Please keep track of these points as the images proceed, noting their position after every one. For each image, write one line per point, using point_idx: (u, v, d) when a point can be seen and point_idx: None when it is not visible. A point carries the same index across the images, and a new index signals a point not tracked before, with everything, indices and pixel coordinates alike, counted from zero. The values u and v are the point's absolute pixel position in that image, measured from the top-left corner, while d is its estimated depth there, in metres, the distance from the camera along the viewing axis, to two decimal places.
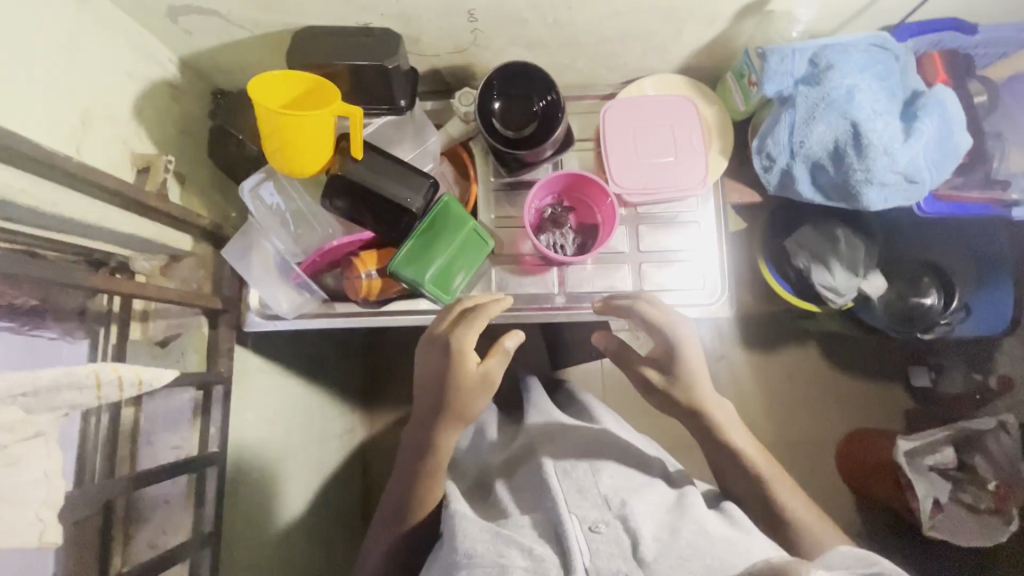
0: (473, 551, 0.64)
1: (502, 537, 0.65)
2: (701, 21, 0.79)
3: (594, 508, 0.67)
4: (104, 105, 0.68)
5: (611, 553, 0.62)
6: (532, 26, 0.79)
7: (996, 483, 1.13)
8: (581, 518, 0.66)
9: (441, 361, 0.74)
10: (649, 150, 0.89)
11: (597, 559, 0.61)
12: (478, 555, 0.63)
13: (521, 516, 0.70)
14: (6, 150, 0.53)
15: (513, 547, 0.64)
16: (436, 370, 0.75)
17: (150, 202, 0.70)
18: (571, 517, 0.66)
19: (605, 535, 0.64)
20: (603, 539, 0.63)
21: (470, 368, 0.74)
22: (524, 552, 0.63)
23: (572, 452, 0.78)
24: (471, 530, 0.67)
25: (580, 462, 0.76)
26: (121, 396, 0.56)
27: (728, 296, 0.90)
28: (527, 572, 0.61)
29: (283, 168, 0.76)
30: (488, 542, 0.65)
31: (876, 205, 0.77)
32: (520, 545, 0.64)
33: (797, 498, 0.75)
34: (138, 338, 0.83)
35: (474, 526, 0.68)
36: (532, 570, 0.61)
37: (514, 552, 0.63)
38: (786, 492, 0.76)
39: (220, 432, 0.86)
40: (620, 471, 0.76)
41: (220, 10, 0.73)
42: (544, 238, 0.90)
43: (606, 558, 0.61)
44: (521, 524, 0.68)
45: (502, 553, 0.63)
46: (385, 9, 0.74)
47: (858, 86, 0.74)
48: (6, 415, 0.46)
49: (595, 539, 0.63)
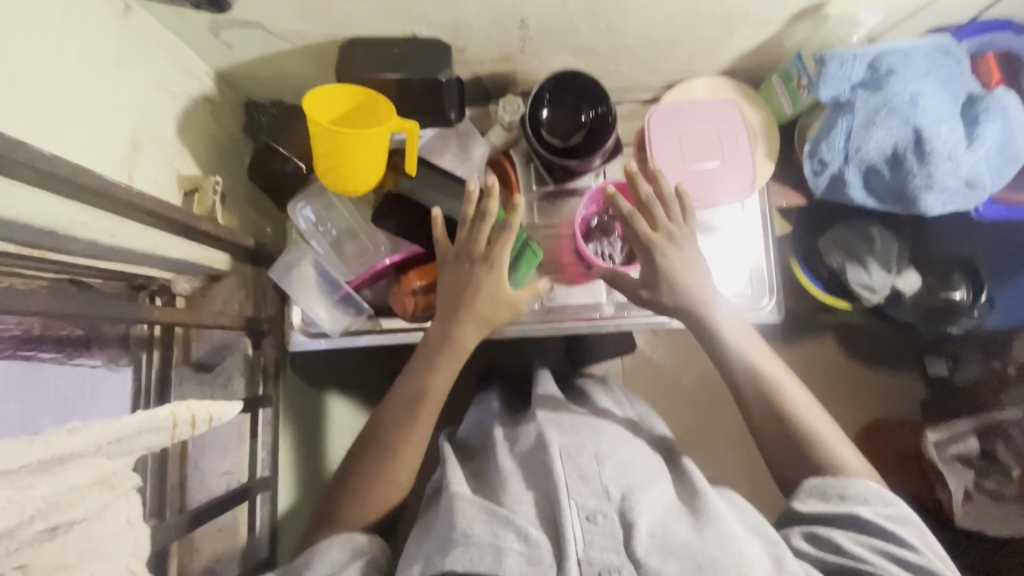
0: (470, 532, 0.62)
1: (499, 518, 0.63)
2: (754, 25, 0.78)
3: (592, 497, 0.65)
4: (149, 125, 0.66)
5: (604, 545, 0.61)
6: (582, 32, 0.77)
7: (1022, 471, 1.07)
8: (578, 506, 0.64)
9: (479, 272, 0.73)
10: (697, 156, 0.88)
11: (589, 549, 0.61)
12: (477, 535, 0.62)
13: (521, 491, 0.67)
14: (71, 184, 0.50)
15: (509, 530, 0.62)
16: (471, 279, 0.74)
17: (201, 226, 0.68)
18: (569, 505, 0.64)
19: (601, 526, 0.62)
20: (597, 531, 0.62)
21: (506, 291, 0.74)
22: (520, 536, 0.61)
23: (581, 436, 0.74)
24: (467, 509, 0.64)
25: (585, 446, 0.71)
26: (193, 433, 0.51)
27: (777, 296, 0.89)
28: (521, 557, 0.60)
29: (334, 186, 0.74)
30: (485, 524, 0.63)
31: (933, 210, 0.77)
32: (517, 528, 0.62)
33: (807, 401, 0.74)
34: (180, 362, 0.81)
35: (471, 504, 0.65)
36: (527, 556, 0.60)
37: (510, 535, 0.62)
38: (798, 394, 0.75)
39: (270, 456, 0.87)
40: (624, 459, 0.71)
41: (265, 22, 0.70)
42: (591, 246, 0.87)
43: (599, 549, 0.61)
44: (520, 500, 0.66)
45: (498, 534, 0.62)
46: (436, 19, 0.72)
47: (921, 91, 0.73)
48: (98, 468, 0.43)
49: (591, 530, 0.62)
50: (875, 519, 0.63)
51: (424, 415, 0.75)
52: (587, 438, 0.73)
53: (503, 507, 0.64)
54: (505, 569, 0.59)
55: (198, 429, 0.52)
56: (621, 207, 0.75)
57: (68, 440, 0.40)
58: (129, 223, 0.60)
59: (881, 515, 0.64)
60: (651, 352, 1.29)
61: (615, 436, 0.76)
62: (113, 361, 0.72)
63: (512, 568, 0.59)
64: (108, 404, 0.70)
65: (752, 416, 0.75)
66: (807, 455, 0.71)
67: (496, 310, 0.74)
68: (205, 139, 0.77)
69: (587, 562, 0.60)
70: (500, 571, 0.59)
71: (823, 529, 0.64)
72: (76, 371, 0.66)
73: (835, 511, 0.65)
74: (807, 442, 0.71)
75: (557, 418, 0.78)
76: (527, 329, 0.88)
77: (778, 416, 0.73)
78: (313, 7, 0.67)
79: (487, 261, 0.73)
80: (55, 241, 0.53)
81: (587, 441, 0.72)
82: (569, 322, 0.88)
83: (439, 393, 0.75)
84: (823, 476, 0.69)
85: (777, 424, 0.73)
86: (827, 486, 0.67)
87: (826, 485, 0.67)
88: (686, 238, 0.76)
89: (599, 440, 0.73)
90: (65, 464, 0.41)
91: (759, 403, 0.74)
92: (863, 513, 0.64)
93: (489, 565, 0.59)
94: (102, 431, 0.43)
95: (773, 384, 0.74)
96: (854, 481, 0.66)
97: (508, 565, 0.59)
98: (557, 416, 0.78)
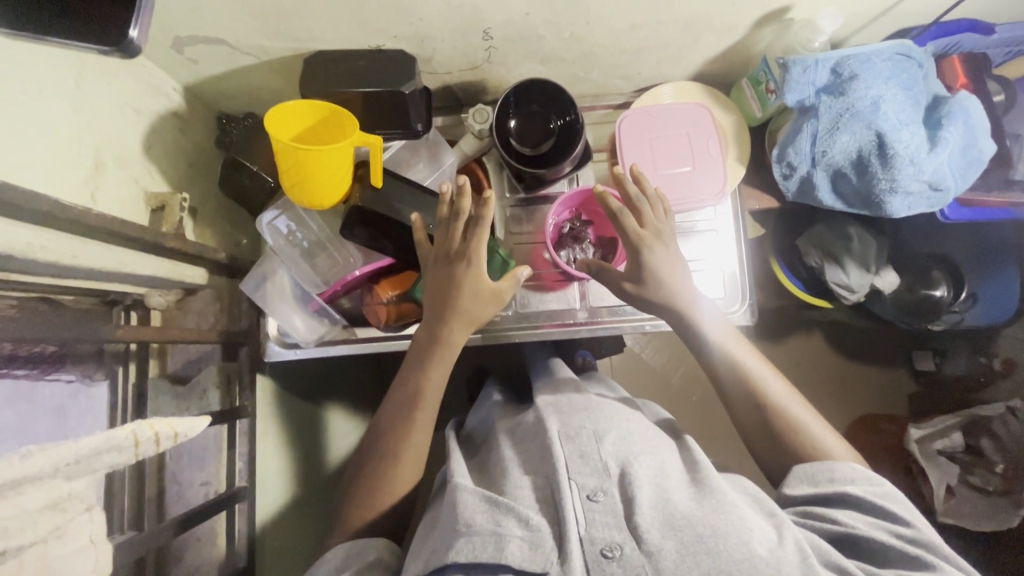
0: (473, 521, 0.58)
1: (499, 506, 0.59)
2: (720, 31, 0.78)
3: (593, 476, 0.61)
4: (113, 144, 0.67)
5: (606, 522, 0.57)
6: (548, 41, 0.78)
7: (1003, 466, 1.06)
8: (579, 486, 0.60)
9: (457, 273, 0.71)
10: (666, 161, 0.87)
11: (591, 528, 0.56)
12: (478, 524, 0.57)
13: (519, 477, 0.63)
14: (26, 211, 0.51)
15: (510, 516, 0.58)
16: (451, 281, 0.71)
17: (168, 243, 0.69)
18: (569, 486, 0.60)
19: (602, 504, 0.58)
20: (599, 509, 0.58)
21: (485, 284, 0.72)
22: (521, 522, 0.57)
23: (578, 416, 0.71)
24: (469, 499, 0.60)
25: (584, 426, 0.68)
26: (157, 450, 0.52)
27: (748, 303, 0.89)
28: (523, 543, 0.55)
29: (302, 201, 0.75)
30: (486, 513, 0.59)
31: (900, 213, 0.79)
32: (517, 513, 0.58)
33: (788, 393, 0.73)
34: (157, 374, 0.82)
35: (472, 494, 0.61)
36: (530, 542, 0.56)
37: (510, 521, 0.57)
38: (779, 387, 0.73)
39: (248, 466, 0.88)
40: (623, 434, 0.68)
41: (228, 39, 0.70)
42: (564, 253, 0.88)
43: (600, 527, 0.56)
44: (520, 486, 0.62)
45: (499, 522, 0.57)
46: (398, 32, 0.72)
47: (883, 96, 0.74)
48: (56, 490, 0.44)
49: (591, 508, 0.58)
50: (865, 496, 0.61)
51: (422, 413, 0.73)
52: (586, 419, 0.70)
53: (505, 496, 0.60)
54: (507, 556, 0.54)
55: (162, 446, 0.53)
56: (611, 204, 0.72)
57: (21, 465, 0.41)
58: (90, 244, 0.60)
59: (869, 488, 0.62)
60: (640, 351, 1.29)
61: (610, 410, 0.73)
62: (89, 376, 0.73)
63: (515, 555, 0.54)
64: (83, 417, 0.72)
65: (737, 411, 0.74)
66: (788, 446, 0.69)
67: (482, 307, 0.72)
68: (171, 154, 0.78)
69: (588, 542, 0.55)
70: (504, 559, 0.54)
71: (816, 509, 0.62)
72: (51, 385, 0.67)
73: (827, 492, 0.63)
74: (789, 433, 0.70)
75: (556, 400, 0.75)
76: (499, 333, 0.89)
77: (758, 409, 0.72)
78: (275, 23, 0.68)
79: (465, 258, 0.71)
80: (15, 264, 0.54)
81: (585, 421, 0.69)
82: (543, 328, 0.89)
83: (435, 389, 0.74)
84: (808, 463, 0.67)
85: (758, 417, 0.72)
86: (815, 471, 0.65)
87: (813, 470, 0.65)
88: (672, 237, 0.75)
89: (596, 419, 0.70)
90: (19, 489, 0.41)
91: (739, 397, 0.74)
92: (852, 492, 0.61)
93: (492, 554, 0.55)
94: (59, 453, 0.43)
95: (752, 380, 0.73)
96: (840, 463, 0.65)
97: (510, 553, 0.55)
98: (557, 399, 0.76)
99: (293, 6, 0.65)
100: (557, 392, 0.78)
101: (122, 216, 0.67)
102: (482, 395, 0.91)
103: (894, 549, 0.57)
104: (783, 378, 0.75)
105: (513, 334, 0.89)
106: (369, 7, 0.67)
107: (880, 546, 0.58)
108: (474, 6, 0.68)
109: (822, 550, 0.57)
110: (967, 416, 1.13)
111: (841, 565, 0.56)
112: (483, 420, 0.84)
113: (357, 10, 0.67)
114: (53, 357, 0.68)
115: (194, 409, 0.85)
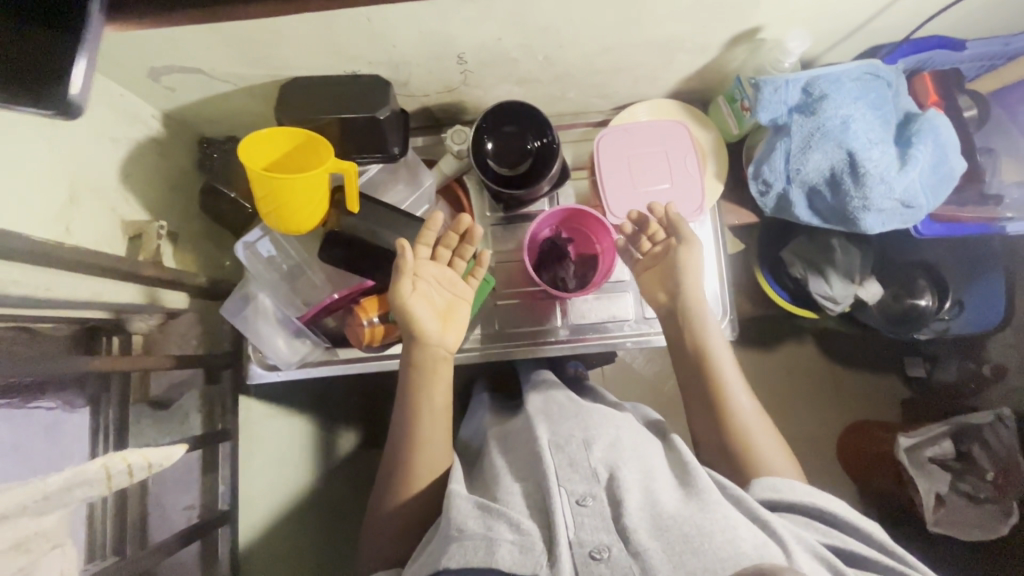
0: (464, 525, 0.59)
1: (492, 511, 0.59)
2: (692, 51, 0.79)
3: (583, 481, 0.61)
4: (90, 173, 0.68)
5: (594, 525, 0.56)
6: (523, 64, 0.79)
7: (994, 474, 1.05)
8: (569, 491, 0.60)
9: None
10: (644, 179, 0.88)
11: (579, 530, 0.56)
12: (469, 529, 0.58)
13: (511, 484, 0.64)
14: (2, 249, 0.51)
15: (501, 520, 0.58)
16: None
17: (149, 270, 0.70)
18: (559, 491, 0.59)
19: (591, 508, 0.58)
20: (588, 513, 0.57)
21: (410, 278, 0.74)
22: (512, 525, 0.57)
23: (569, 424, 0.72)
24: (463, 505, 0.61)
25: (574, 435, 0.68)
26: (132, 482, 0.51)
27: (730, 318, 0.89)
28: (514, 547, 0.55)
29: (278, 227, 0.76)
30: (478, 517, 0.59)
31: (874, 230, 0.79)
32: (509, 517, 0.58)
33: (756, 414, 0.72)
34: (139, 398, 0.84)
35: (466, 499, 0.62)
36: (520, 545, 0.55)
37: (502, 525, 0.58)
38: (748, 405, 0.73)
39: (230, 489, 0.91)
40: (612, 441, 0.68)
41: (203, 68, 0.71)
42: (545, 273, 0.88)
43: (590, 529, 0.56)
44: (511, 492, 0.62)
45: (490, 526, 0.58)
46: (373, 57, 0.73)
47: (852, 115, 0.75)
48: (22, 530, 0.43)
49: (581, 513, 0.57)
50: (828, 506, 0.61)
51: (429, 420, 0.72)
52: (576, 427, 0.70)
53: (497, 502, 0.61)
54: (498, 560, 0.55)
55: (137, 478, 0.52)
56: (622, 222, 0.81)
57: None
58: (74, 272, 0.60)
59: (823, 499, 0.62)
60: (631, 361, 1.30)
61: (598, 417, 0.74)
62: (70, 403, 0.73)
63: (506, 559, 0.55)
64: (65, 442, 0.73)
65: (693, 414, 0.76)
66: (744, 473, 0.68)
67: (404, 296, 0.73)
68: (151, 178, 0.78)
69: (577, 544, 0.55)
70: (495, 563, 0.55)
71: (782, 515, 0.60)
72: (29, 413, 0.67)
73: (795, 504, 0.62)
74: (742, 459, 0.69)
75: (547, 406, 0.78)
76: (483, 352, 0.89)
77: (719, 421, 0.72)
78: (251, 53, 0.69)
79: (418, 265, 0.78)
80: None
81: (576, 429, 0.70)
82: (526, 346, 0.89)
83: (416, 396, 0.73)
84: (768, 477, 0.65)
85: (722, 443, 0.71)
86: (773, 486, 0.63)
87: (773, 484, 0.64)
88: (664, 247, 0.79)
89: (588, 427, 0.70)
90: None
91: (706, 410, 0.74)
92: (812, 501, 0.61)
93: (483, 558, 0.55)
94: (27, 491, 0.43)
95: (721, 391, 0.73)
96: (795, 482, 0.64)
97: (500, 556, 0.55)
98: (547, 406, 0.78)
99: (267, 37, 0.66)
100: (548, 398, 0.81)
101: (97, 245, 0.68)
102: (474, 411, 0.93)
103: (854, 552, 0.57)
104: (757, 399, 0.74)
105: (498, 351, 0.89)
106: (343, 36, 0.68)
107: (841, 552, 0.58)
108: (447, 32, 0.69)
109: (804, 539, 0.56)
110: (958, 422, 1.09)
111: (831, 562, 0.54)
112: (474, 432, 0.87)
113: (330, 38, 0.68)
114: (31, 385, 0.68)
115: (175, 434, 0.86)
